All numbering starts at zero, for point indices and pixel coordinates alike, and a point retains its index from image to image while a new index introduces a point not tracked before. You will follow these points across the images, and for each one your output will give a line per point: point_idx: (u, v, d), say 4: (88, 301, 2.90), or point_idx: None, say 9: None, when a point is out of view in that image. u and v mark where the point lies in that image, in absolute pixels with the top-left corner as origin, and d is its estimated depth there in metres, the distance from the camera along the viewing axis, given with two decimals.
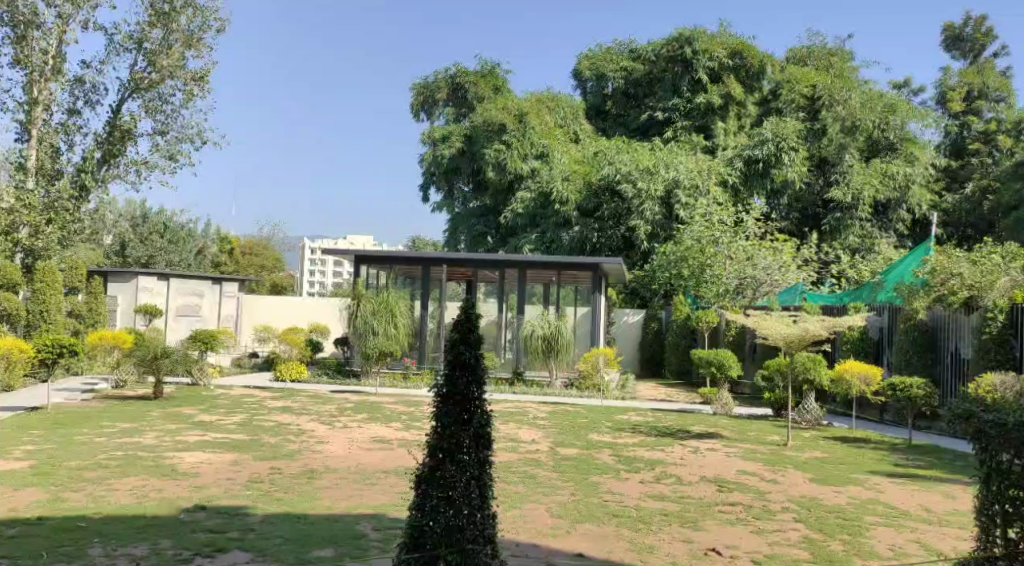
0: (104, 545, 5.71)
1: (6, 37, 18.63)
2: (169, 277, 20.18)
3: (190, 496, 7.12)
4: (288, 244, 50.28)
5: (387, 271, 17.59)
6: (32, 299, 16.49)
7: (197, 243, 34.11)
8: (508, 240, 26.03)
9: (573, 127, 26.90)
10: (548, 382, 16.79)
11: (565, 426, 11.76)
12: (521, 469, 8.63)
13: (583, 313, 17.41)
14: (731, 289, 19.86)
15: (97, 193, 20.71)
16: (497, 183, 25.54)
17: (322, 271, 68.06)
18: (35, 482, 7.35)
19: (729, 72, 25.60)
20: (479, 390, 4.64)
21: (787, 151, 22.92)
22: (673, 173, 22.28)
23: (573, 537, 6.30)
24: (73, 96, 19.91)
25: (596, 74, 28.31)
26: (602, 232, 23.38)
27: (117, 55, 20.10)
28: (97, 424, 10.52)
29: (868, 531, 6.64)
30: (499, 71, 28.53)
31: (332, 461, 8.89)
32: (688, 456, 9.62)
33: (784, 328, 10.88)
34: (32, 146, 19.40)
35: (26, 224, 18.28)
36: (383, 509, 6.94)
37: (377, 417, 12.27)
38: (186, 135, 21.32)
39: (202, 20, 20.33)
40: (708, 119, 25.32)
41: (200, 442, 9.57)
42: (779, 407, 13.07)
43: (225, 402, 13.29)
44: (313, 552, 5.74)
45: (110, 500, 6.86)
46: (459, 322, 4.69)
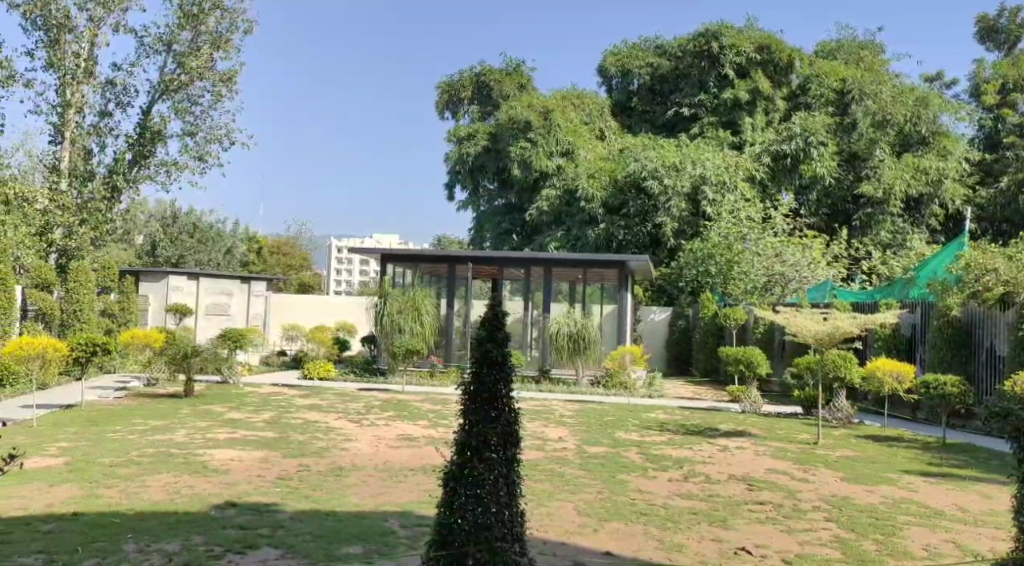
0: (138, 541, 5.79)
1: (39, 41, 18.96)
2: (199, 277, 20.44)
3: (221, 493, 7.20)
4: (314, 243, 50.63)
5: (413, 270, 17.62)
6: (66, 299, 16.77)
7: (226, 243, 34.46)
8: (533, 237, 26.03)
9: (599, 124, 26.77)
10: (574, 380, 16.80)
11: (593, 424, 11.72)
12: (549, 467, 8.61)
13: (609, 312, 17.21)
14: (759, 285, 19.56)
15: (129, 194, 21.01)
16: (523, 181, 25.52)
17: (349, 269, 68.51)
18: (71, 478, 7.47)
19: (757, 66, 25.32)
20: (506, 387, 4.63)
21: (815, 145, 22.73)
22: (700, 169, 22.03)
23: (602, 536, 6.27)
24: (105, 99, 20.20)
25: (622, 70, 28.19)
26: (628, 229, 23.21)
27: (148, 57, 20.36)
28: (129, 422, 10.67)
29: (902, 531, 6.54)
30: (524, 69, 28.51)
31: (359, 459, 8.93)
32: (717, 454, 9.54)
33: (814, 324, 10.75)
34: (65, 147, 19.69)
35: (60, 225, 18.83)
36: (411, 506, 6.95)
37: (404, 415, 12.31)
38: (214, 136, 21.54)
39: (230, 21, 20.52)
40: (735, 114, 25.11)
41: (230, 440, 9.67)
42: (809, 405, 12.91)
43: (254, 400, 13.43)
44: (342, 549, 5.78)
45: (144, 497, 6.95)
46: (487, 319, 4.67)
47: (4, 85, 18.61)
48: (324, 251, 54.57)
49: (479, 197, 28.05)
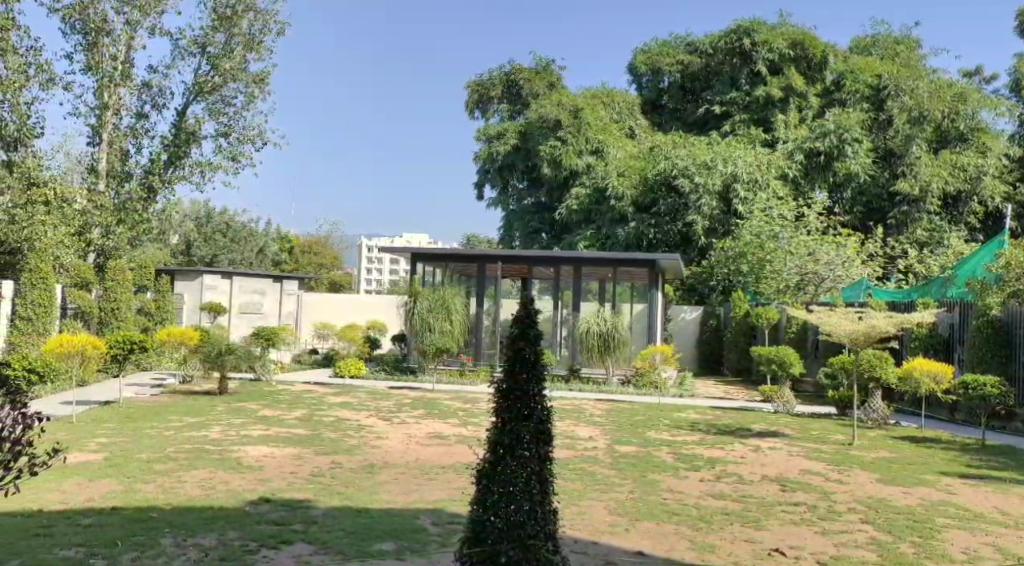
0: (176, 535, 5.89)
1: (78, 44, 19.32)
2: (232, 276, 20.68)
3: (256, 489, 7.29)
4: (345, 242, 51.07)
5: (443, 269, 17.74)
6: (105, 297, 17.14)
7: (259, 242, 34.87)
8: (563, 236, 26.02)
9: (629, 122, 26.60)
10: (604, 379, 16.74)
11: (623, 423, 11.69)
12: (579, 466, 8.60)
13: (639, 310, 17.12)
14: (792, 284, 19.49)
15: (165, 194, 21.34)
16: (553, 180, 25.51)
17: (379, 267, 68.95)
18: (109, 473, 7.62)
19: (790, 63, 25.07)
20: (539, 386, 4.62)
21: (850, 142, 22.41)
22: (731, 168, 21.75)
23: (634, 535, 6.26)
24: (141, 101, 20.55)
25: (652, 69, 28.05)
26: (659, 228, 23.10)
27: (183, 60, 20.66)
28: (165, 418, 10.85)
29: (941, 533, 6.44)
30: (554, 67, 28.52)
31: (391, 457, 8.99)
32: (749, 454, 9.46)
33: (849, 324, 10.61)
34: (102, 148, 20.01)
35: (98, 225, 19.31)
36: (443, 503, 7.00)
37: (435, 413, 12.38)
38: (247, 136, 21.80)
39: (263, 23, 20.76)
40: (768, 111, 24.88)
41: (264, 437, 9.79)
42: (844, 405, 12.76)
43: (287, 398, 13.56)
44: (374, 546, 5.82)
45: (180, 492, 7.07)
46: (519, 318, 4.68)
47: (44, 87, 19.00)
48: (354, 250, 54.96)
49: (508, 196, 28.06)
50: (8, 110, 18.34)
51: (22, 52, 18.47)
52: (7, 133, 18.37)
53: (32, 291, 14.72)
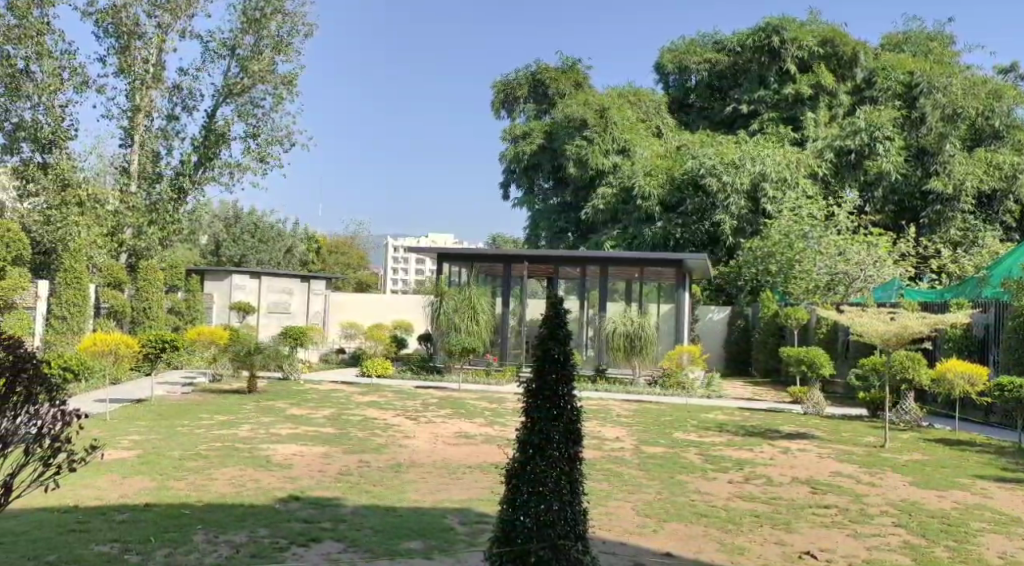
0: (207, 532, 5.96)
1: (111, 47, 19.63)
2: (260, 275, 20.83)
3: (285, 487, 7.36)
4: (371, 242, 51.31)
5: (469, 269, 17.79)
6: (136, 295, 17.24)
7: (287, 242, 35.14)
8: (589, 236, 25.95)
9: (657, 121, 26.44)
10: (631, 379, 16.66)
11: (650, 424, 11.63)
12: (607, 467, 8.58)
13: (666, 311, 17.00)
14: (822, 284, 19.29)
15: (195, 195, 21.53)
16: (579, 179, 25.46)
17: (405, 267, 69.15)
18: (142, 470, 7.73)
19: (820, 60, 24.82)
20: (568, 386, 4.62)
21: (881, 140, 22.16)
22: (760, 166, 21.56)
23: (662, 537, 6.23)
24: (172, 103, 20.82)
25: (679, 67, 27.79)
26: (686, 227, 22.96)
27: (213, 62, 20.92)
28: (196, 416, 10.99)
29: (976, 538, 6.34)
30: (581, 66, 28.45)
31: (418, 456, 9.03)
32: (779, 456, 9.37)
33: (881, 325, 10.48)
34: (134, 150, 20.32)
35: (130, 225, 19.90)
36: (470, 503, 7.02)
37: (461, 413, 12.40)
38: (276, 138, 22.00)
39: (291, 25, 20.92)
40: (797, 110, 24.64)
41: (292, 435, 9.88)
42: (876, 407, 12.59)
43: (315, 397, 13.68)
44: (403, 545, 5.84)
45: (212, 489, 7.16)
46: (548, 318, 4.68)
47: (78, 90, 19.28)
48: (380, 250, 55.14)
49: (534, 196, 28.04)
50: (43, 113, 18.65)
51: (57, 56, 18.72)
52: (42, 135, 18.69)
53: (66, 291, 14.92)
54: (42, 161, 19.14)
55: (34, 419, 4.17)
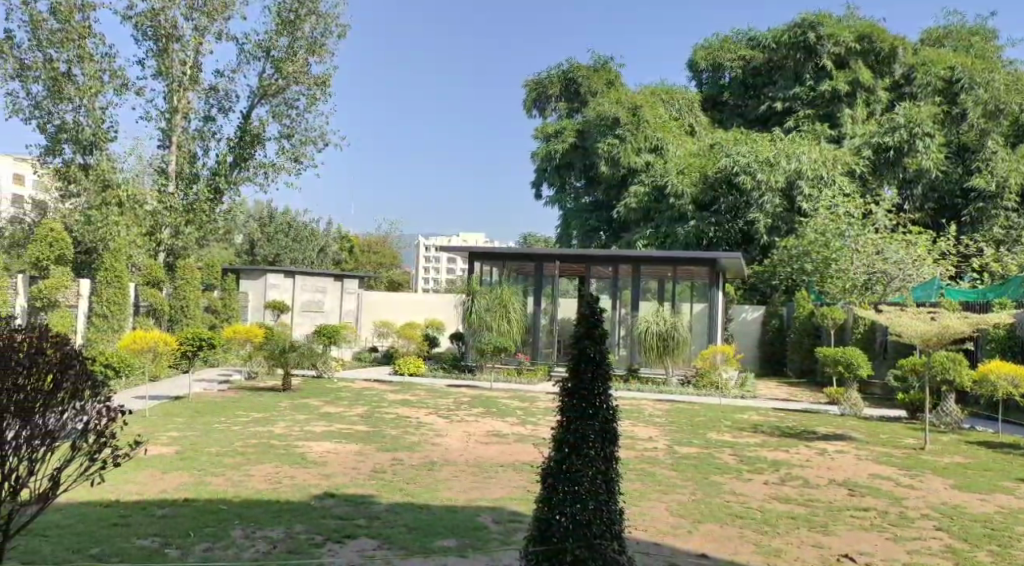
0: (245, 527, 6.04)
1: (149, 50, 19.97)
2: (294, 275, 21.05)
3: (320, 484, 7.43)
4: (404, 242, 51.62)
5: (500, 269, 17.82)
6: (175, 295, 17.57)
7: (320, 242, 35.47)
8: (621, 235, 25.84)
9: (689, 119, 26.28)
10: (664, 379, 16.52)
11: (684, 424, 11.55)
12: (641, 467, 8.54)
13: (699, 310, 16.84)
14: (859, 284, 18.97)
15: (231, 195, 21.80)
16: (611, 177, 25.35)
17: (437, 267, 69.46)
18: (181, 466, 7.86)
19: (857, 56, 24.46)
20: (604, 385, 4.61)
21: (921, 136, 21.70)
22: (795, 164, 21.33)
23: (697, 538, 6.18)
24: (208, 104, 21.10)
25: (713, 64, 27.63)
26: (719, 226, 22.81)
27: (248, 63, 21.17)
28: (233, 414, 11.13)
29: (1021, 543, 6.21)
30: (613, 65, 28.32)
31: (451, 454, 9.06)
32: (815, 458, 9.25)
33: (921, 325, 10.29)
34: (172, 152, 20.65)
35: (168, 225, 20.23)
36: (503, 502, 7.02)
37: (493, 412, 12.42)
38: (310, 138, 22.22)
39: (325, 26, 21.11)
40: (833, 107, 24.30)
41: (327, 433, 9.97)
42: (915, 409, 12.38)
43: (349, 395, 13.78)
44: (437, 543, 5.86)
45: (249, 486, 7.26)
46: (584, 317, 4.67)
47: (118, 93, 19.61)
48: (412, 250, 55.43)
49: (566, 195, 27.98)
50: (85, 115, 18.99)
51: (98, 58, 19.04)
52: (83, 136, 19.04)
53: (107, 290, 15.18)
54: (83, 162, 19.53)
55: (80, 415, 4.27)
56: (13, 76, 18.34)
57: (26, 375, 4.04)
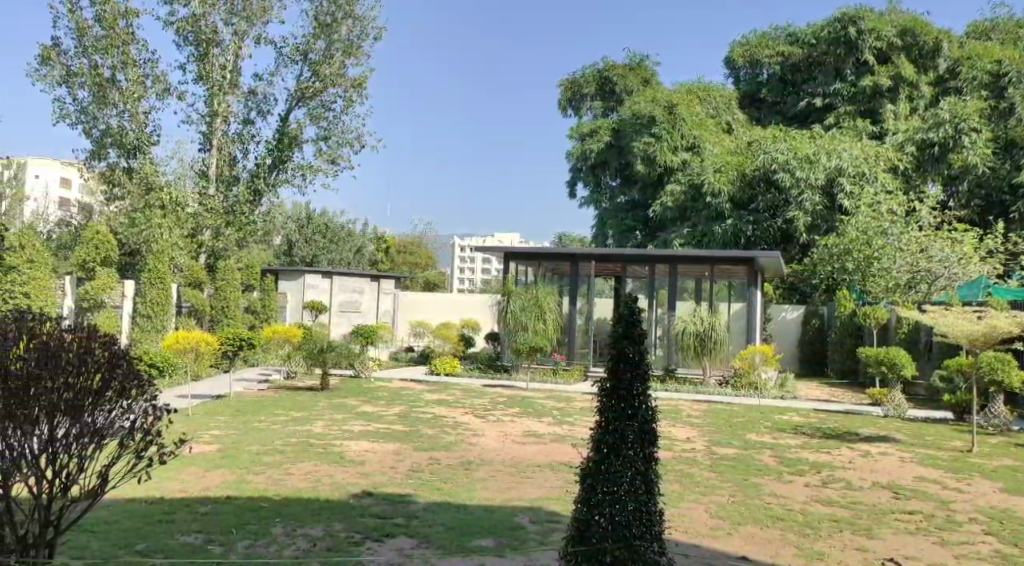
0: (286, 525, 6.11)
1: (191, 55, 20.32)
2: (332, 275, 21.25)
3: (359, 483, 7.49)
4: (439, 242, 51.86)
5: (536, 269, 17.85)
6: (216, 296, 17.85)
7: (356, 243, 35.75)
8: (658, 234, 25.65)
9: (726, 117, 26.04)
10: (701, 380, 16.34)
11: (723, 425, 11.44)
12: (680, 467, 8.47)
13: (737, 310, 16.65)
14: (902, 283, 18.62)
15: (269, 197, 22.07)
16: (646, 177, 25.19)
17: (472, 267, 69.63)
18: (224, 464, 7.99)
19: (900, 51, 24.02)
20: (643, 385, 4.58)
21: (967, 132, 21.14)
22: (836, 162, 21.08)
23: (737, 540, 6.11)
24: (247, 107, 21.38)
25: (751, 61, 27.32)
26: (758, 225, 22.60)
27: (286, 67, 21.42)
28: (272, 413, 11.27)
29: None
30: (648, 63, 28.18)
31: (488, 454, 9.09)
32: (858, 460, 9.09)
33: (967, 324, 10.07)
34: (212, 154, 20.97)
35: (208, 227, 20.57)
36: (541, 502, 7.01)
37: (529, 412, 12.40)
38: (346, 140, 22.42)
39: (361, 29, 21.30)
40: (875, 102, 23.91)
41: (365, 433, 10.05)
42: (961, 410, 12.11)
43: (386, 394, 13.87)
44: (475, 542, 5.88)
45: (289, 484, 7.34)
46: (623, 317, 4.65)
47: (160, 97, 19.95)
48: (448, 251, 55.67)
49: (602, 194, 27.83)
50: (128, 120, 19.38)
51: (141, 64, 19.42)
52: (127, 141, 19.41)
53: (151, 291, 15.47)
54: (127, 166, 19.91)
55: (127, 413, 4.34)
56: (59, 82, 18.81)
57: (75, 375, 4.12)
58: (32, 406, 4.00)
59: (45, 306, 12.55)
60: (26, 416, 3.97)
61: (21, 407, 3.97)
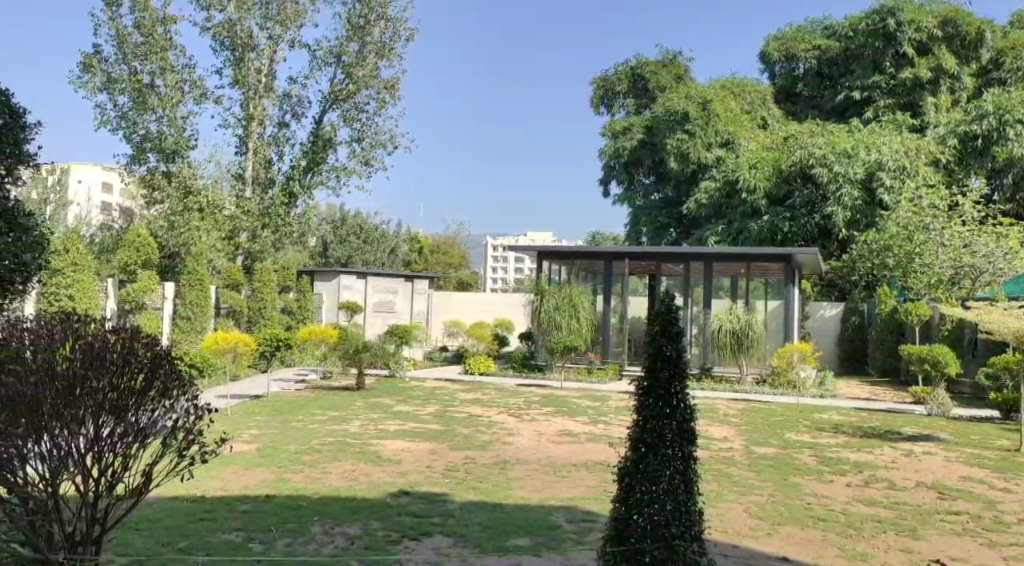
0: (324, 523, 6.15)
1: (227, 60, 20.59)
2: (367, 276, 21.34)
3: (396, 482, 7.52)
4: (472, 242, 52.02)
5: (569, 267, 17.77)
6: (253, 297, 18.06)
7: (390, 243, 35.97)
8: (693, 231, 25.43)
9: (761, 112, 25.74)
10: (738, 378, 16.13)
11: (761, 424, 11.30)
12: (718, 467, 8.38)
13: (774, 307, 16.42)
14: (945, 279, 18.35)
15: (304, 199, 22.29)
16: (680, 173, 25.01)
17: (504, 266, 69.73)
18: (263, 463, 8.08)
19: (940, 42, 23.55)
20: (681, 384, 4.53)
21: (1011, 124, 20.62)
22: (876, 155, 20.73)
23: (778, 541, 6.03)
24: (283, 110, 21.62)
25: (786, 55, 26.94)
26: (794, 221, 22.23)
27: (320, 70, 21.63)
28: (309, 413, 11.36)
29: None
30: (681, 59, 27.98)
31: (524, 453, 9.06)
32: (901, 459, 8.92)
33: (1014, 321, 9.81)
34: (248, 158, 21.23)
35: (245, 229, 20.87)
36: (577, 501, 6.98)
37: (564, 411, 12.37)
38: (379, 141, 22.54)
39: (393, 31, 21.42)
40: (915, 95, 23.44)
41: (400, 431, 10.11)
42: (1008, 409, 11.82)
43: (421, 394, 13.93)
44: (511, 541, 5.87)
45: (327, 483, 7.40)
46: (659, 315, 4.61)
47: (198, 102, 20.23)
48: (481, 251, 55.81)
49: (635, 192, 27.69)
50: (167, 125, 19.75)
51: (179, 70, 19.72)
52: (166, 145, 19.77)
53: (190, 292, 15.72)
54: (166, 170, 20.24)
55: (170, 413, 4.39)
56: (101, 88, 19.21)
57: (120, 375, 4.19)
58: (79, 406, 4.06)
59: (89, 309, 12.82)
60: (73, 416, 4.04)
61: (69, 407, 4.03)
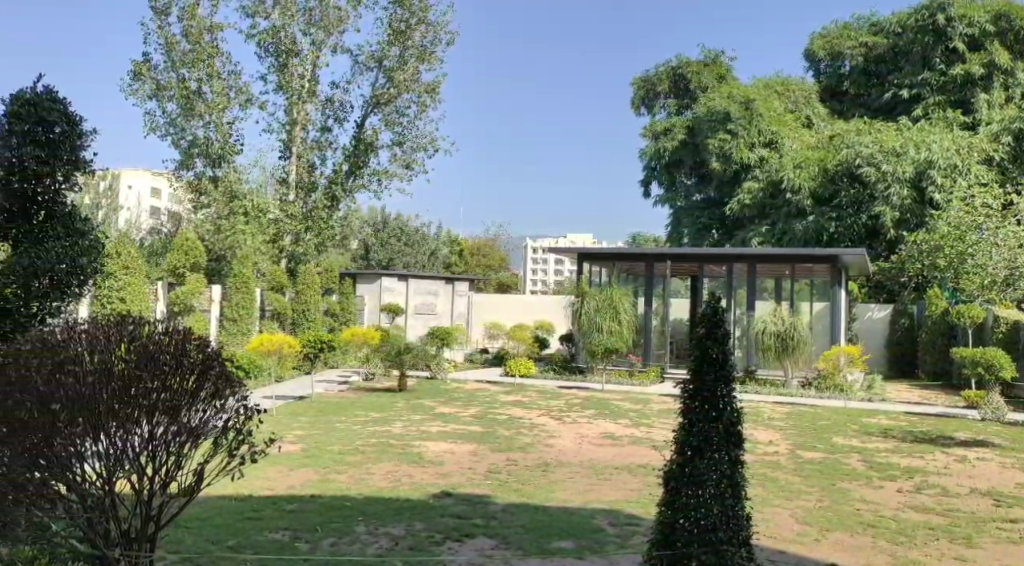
0: (368, 524, 6.20)
1: (272, 66, 20.92)
2: (408, 278, 21.32)
3: (437, 483, 7.56)
4: (511, 244, 52.09)
5: (610, 269, 17.74)
6: (296, 300, 18.25)
7: (431, 246, 36.17)
8: (735, 233, 25.16)
9: (807, 111, 25.32)
10: (783, 382, 15.83)
11: (806, 428, 11.12)
12: (763, 471, 8.27)
13: (820, 309, 16.36)
14: (1000, 279, 15.79)
15: (347, 202, 22.47)
16: (723, 174, 24.72)
17: (544, 267, 69.69)
18: (308, 463, 8.19)
19: (994, 38, 22.94)
20: (728, 387, 4.46)
21: None
22: (926, 153, 20.18)
23: (826, 547, 5.92)
24: (325, 115, 21.88)
25: (831, 53, 26.64)
26: (841, 220, 21.85)
27: (362, 74, 21.85)
28: (353, 414, 11.47)
29: None
30: (724, 58, 27.73)
31: (565, 456, 9.04)
32: (953, 465, 8.70)
33: None
34: (292, 162, 21.52)
35: (289, 232, 21.28)
36: (621, 504, 6.93)
37: (606, 414, 12.31)
38: (420, 144, 22.69)
39: (434, 34, 21.56)
40: (967, 91, 22.85)
41: (443, 433, 10.15)
42: None
43: (463, 396, 13.98)
44: (554, 544, 5.86)
45: (370, 484, 7.46)
46: (705, 317, 4.56)
47: (243, 107, 20.55)
48: (520, 253, 55.91)
49: (676, 193, 27.41)
50: (214, 131, 20.07)
51: (225, 77, 20.07)
52: (212, 151, 20.15)
53: (235, 295, 15.98)
54: (212, 175, 20.61)
55: (220, 413, 4.45)
56: (150, 95, 19.64)
57: (173, 375, 4.28)
58: (133, 406, 4.14)
59: (140, 310, 13.11)
60: (128, 415, 4.13)
61: (124, 406, 4.12)
